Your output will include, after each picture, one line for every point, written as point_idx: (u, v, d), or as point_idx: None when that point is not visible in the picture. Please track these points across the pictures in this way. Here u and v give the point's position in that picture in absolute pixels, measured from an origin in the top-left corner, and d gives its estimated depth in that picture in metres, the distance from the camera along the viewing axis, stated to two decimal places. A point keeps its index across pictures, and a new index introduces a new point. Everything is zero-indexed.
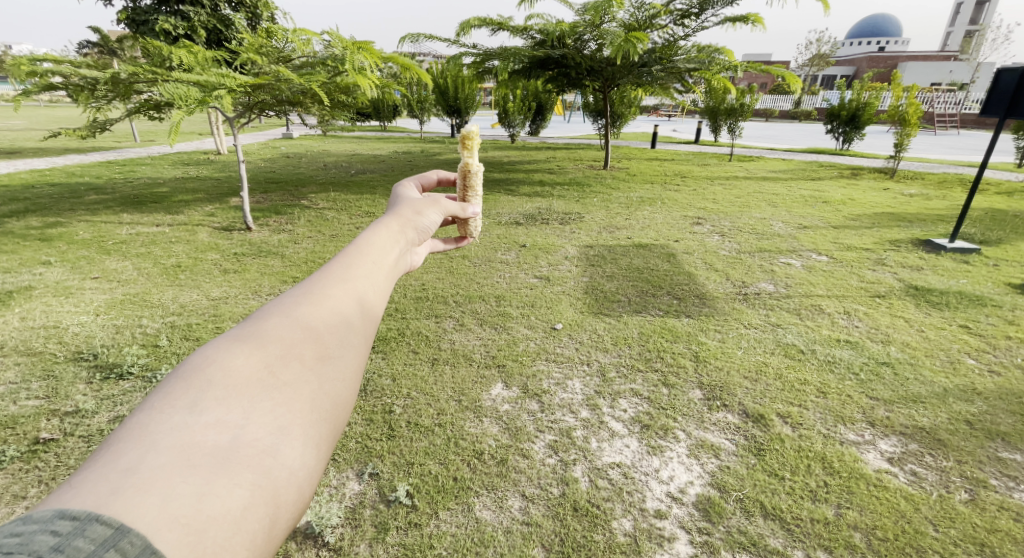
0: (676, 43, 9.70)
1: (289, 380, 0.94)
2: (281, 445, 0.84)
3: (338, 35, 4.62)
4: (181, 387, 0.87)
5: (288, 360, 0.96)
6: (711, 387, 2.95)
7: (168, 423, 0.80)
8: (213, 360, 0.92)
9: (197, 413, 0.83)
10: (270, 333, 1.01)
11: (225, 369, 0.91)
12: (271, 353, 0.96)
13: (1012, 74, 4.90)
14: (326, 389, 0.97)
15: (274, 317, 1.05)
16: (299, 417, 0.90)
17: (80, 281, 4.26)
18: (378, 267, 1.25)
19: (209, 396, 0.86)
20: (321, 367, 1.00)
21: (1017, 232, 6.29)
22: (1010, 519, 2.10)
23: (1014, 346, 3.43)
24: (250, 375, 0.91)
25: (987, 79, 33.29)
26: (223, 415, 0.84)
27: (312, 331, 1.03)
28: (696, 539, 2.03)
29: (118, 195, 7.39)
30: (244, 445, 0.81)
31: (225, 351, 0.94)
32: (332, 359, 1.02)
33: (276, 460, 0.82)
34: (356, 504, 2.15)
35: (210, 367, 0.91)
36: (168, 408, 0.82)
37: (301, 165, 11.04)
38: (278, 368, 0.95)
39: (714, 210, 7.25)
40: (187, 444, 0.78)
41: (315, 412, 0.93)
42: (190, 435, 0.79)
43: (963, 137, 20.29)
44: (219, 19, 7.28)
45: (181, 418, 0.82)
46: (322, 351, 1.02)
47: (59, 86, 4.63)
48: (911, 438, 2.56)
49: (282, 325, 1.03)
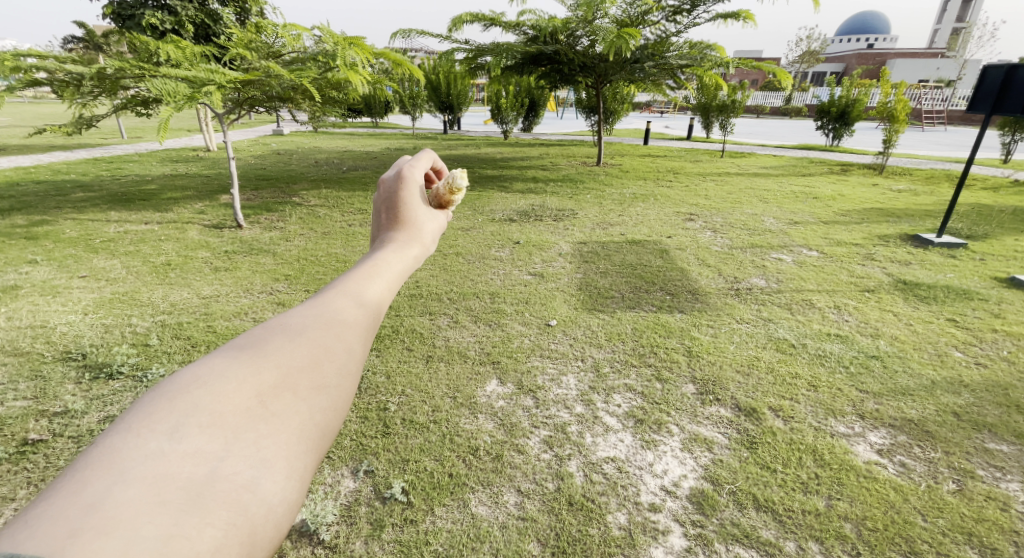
0: (668, 39, 9.73)
1: (281, 407, 0.81)
2: (264, 480, 0.71)
3: (329, 31, 4.57)
4: (161, 407, 0.75)
5: (283, 384, 0.83)
6: (703, 381, 2.97)
7: (140, 451, 0.68)
8: (202, 380, 0.80)
9: (177, 439, 0.71)
10: (267, 352, 0.88)
11: (212, 392, 0.79)
12: (266, 375, 0.83)
13: (998, 71, 4.95)
14: (320, 420, 0.83)
15: (274, 334, 0.92)
16: (288, 449, 0.77)
17: (68, 279, 4.20)
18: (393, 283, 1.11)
19: (190, 422, 0.73)
20: (319, 394, 0.86)
21: (1002, 227, 6.39)
22: (997, 508, 2.14)
23: (1000, 338, 3.49)
24: (239, 399, 0.79)
25: (973, 76, 33.72)
26: (202, 444, 0.71)
27: (314, 353, 0.90)
28: (689, 531, 2.05)
29: (105, 193, 7.30)
30: (221, 479, 0.68)
31: (217, 370, 0.82)
32: (335, 381, 0.89)
33: (255, 496, 0.69)
34: (351, 501, 2.14)
35: (197, 385, 0.79)
36: (144, 431, 0.71)
37: (292, 161, 10.96)
38: (272, 393, 0.82)
39: (706, 206, 7.30)
40: (159, 477, 0.66)
41: (306, 444, 0.79)
42: (162, 467, 0.67)
43: (950, 133, 20.53)
44: (207, 13, 7.19)
45: (156, 445, 0.70)
46: (324, 375, 0.88)
47: (44, 82, 4.56)
48: (900, 430, 2.59)
49: (282, 343, 0.90)
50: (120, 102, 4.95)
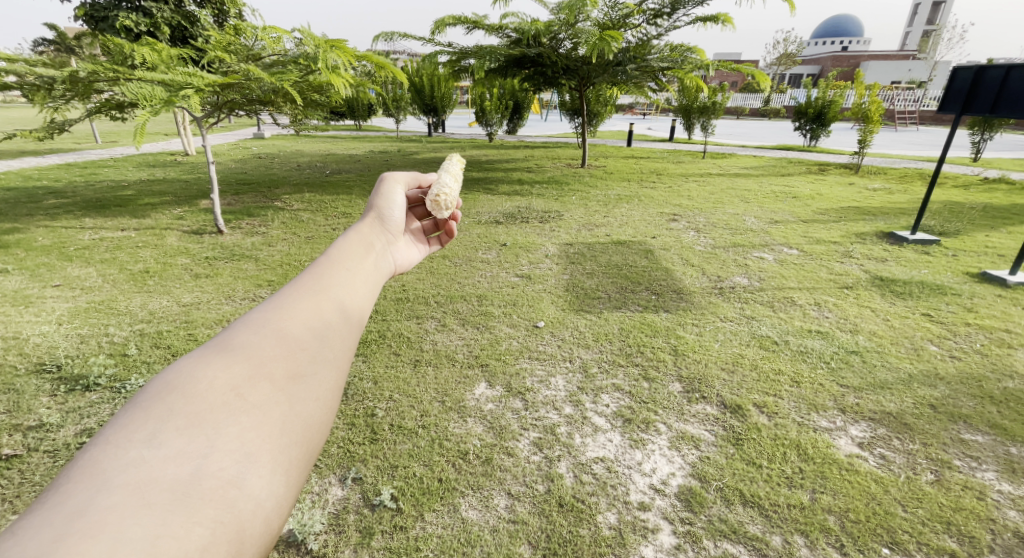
0: (649, 42, 9.84)
1: (258, 400, 0.89)
2: (248, 474, 0.80)
3: (310, 33, 4.52)
4: (137, 416, 0.82)
5: (257, 380, 0.92)
6: (690, 379, 3.01)
7: (122, 459, 0.75)
8: (174, 385, 0.87)
9: (155, 445, 0.78)
10: (239, 351, 0.96)
11: (186, 394, 0.86)
12: (238, 374, 0.92)
13: (966, 72, 5.11)
14: (298, 410, 0.92)
15: (243, 333, 1.00)
16: (269, 442, 0.85)
17: (40, 289, 4.09)
18: (353, 275, 1.22)
19: (167, 427, 0.81)
20: (293, 386, 0.94)
21: (973, 223, 6.60)
22: (974, 497, 2.21)
23: (972, 332, 3.60)
24: (214, 398, 0.87)
25: (942, 78, 34.77)
26: (183, 446, 0.79)
27: (284, 349, 0.99)
28: (678, 529, 2.07)
29: (79, 199, 7.11)
30: (207, 477, 0.76)
31: (188, 374, 0.89)
32: (306, 376, 0.97)
33: (241, 492, 0.78)
34: (339, 510, 2.12)
35: (171, 391, 0.86)
36: (123, 441, 0.78)
37: (273, 166, 10.81)
38: (246, 389, 0.90)
39: (689, 206, 7.39)
40: (143, 482, 0.73)
41: (286, 435, 0.88)
42: (147, 472, 0.75)
43: (922, 133, 21.11)
44: (184, 15, 7.06)
45: (136, 452, 0.77)
46: (297, 367, 0.97)
47: (14, 86, 4.43)
48: (879, 423, 2.66)
49: (252, 342, 0.99)
50: (93, 106, 4.83)
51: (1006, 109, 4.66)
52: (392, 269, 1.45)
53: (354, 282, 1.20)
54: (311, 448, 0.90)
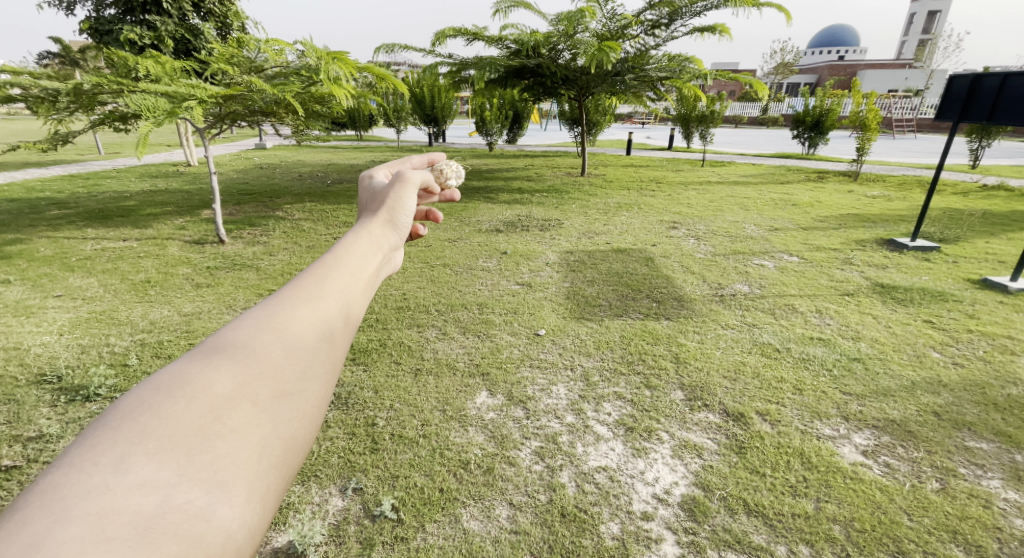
0: (647, 52, 9.93)
1: (238, 421, 0.77)
2: (218, 504, 0.68)
3: (312, 46, 4.56)
4: (104, 438, 0.71)
5: (240, 397, 0.80)
6: (691, 387, 3.00)
7: (83, 487, 0.64)
8: (147, 404, 0.76)
9: (121, 470, 0.67)
10: (223, 364, 0.84)
11: (159, 414, 0.75)
12: (218, 390, 0.79)
13: (963, 80, 5.15)
14: (282, 431, 0.81)
15: (227, 343, 0.88)
16: (246, 469, 0.74)
17: (42, 299, 4.10)
18: (360, 274, 1.09)
19: (136, 452, 0.69)
20: (278, 405, 0.83)
21: (973, 230, 6.60)
22: (980, 505, 2.19)
23: (975, 339, 3.59)
24: (188, 420, 0.74)
25: (939, 87, 34.95)
26: (152, 473, 0.67)
27: (272, 360, 0.87)
28: (682, 539, 2.05)
29: (81, 210, 7.14)
30: (171, 510, 0.65)
31: (166, 392, 0.78)
32: (293, 393, 0.86)
33: (210, 525, 0.66)
34: (340, 520, 2.11)
35: (143, 410, 0.75)
36: (87, 464, 0.67)
37: (274, 176, 10.86)
38: (226, 408, 0.78)
39: (689, 214, 7.41)
40: (104, 513, 0.62)
41: (265, 459, 0.77)
42: (110, 502, 0.63)
43: (920, 141, 21.18)
44: (187, 28, 7.14)
45: (100, 479, 0.65)
46: (286, 382, 0.86)
47: (19, 98, 4.47)
48: (883, 431, 2.64)
49: (239, 352, 0.87)
50: (97, 117, 4.86)
51: (1004, 116, 4.69)
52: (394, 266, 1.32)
53: (360, 280, 1.07)
54: (290, 473, 0.80)
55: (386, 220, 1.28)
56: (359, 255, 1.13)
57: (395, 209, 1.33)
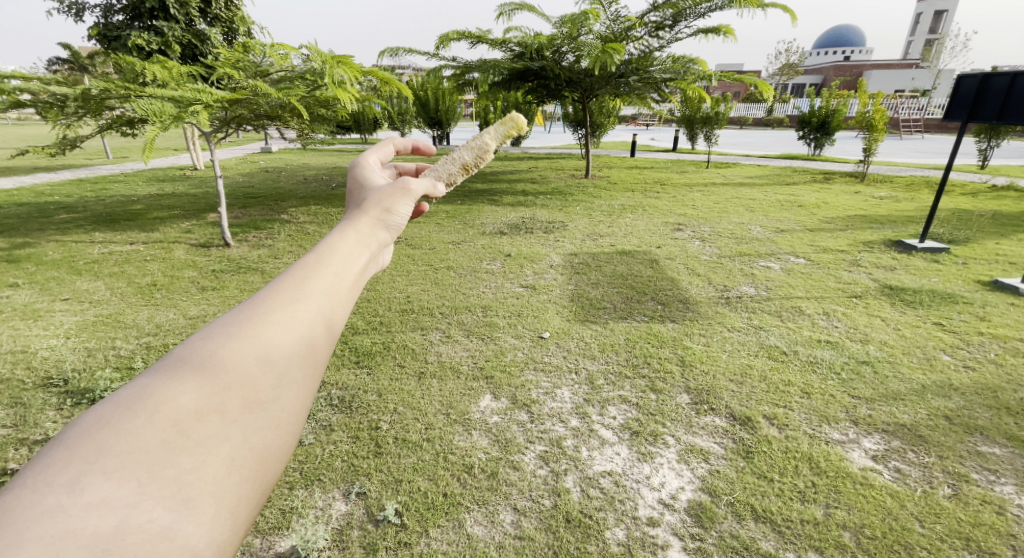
0: (652, 54, 9.92)
1: (204, 435, 0.78)
2: (183, 521, 0.69)
3: (317, 50, 4.58)
4: (62, 455, 0.70)
5: (208, 411, 0.80)
6: (698, 391, 2.97)
7: (37, 510, 0.64)
8: (108, 419, 0.75)
9: (79, 490, 0.67)
10: (192, 375, 0.83)
11: (121, 429, 0.74)
12: (185, 404, 0.79)
13: (971, 80, 5.09)
14: (251, 443, 0.82)
15: (197, 352, 0.87)
16: (213, 484, 0.75)
17: (49, 302, 4.12)
18: (343, 274, 1.08)
19: (93, 471, 0.69)
20: (248, 416, 0.84)
21: (982, 231, 6.53)
22: (993, 512, 2.15)
23: (986, 341, 3.54)
24: (151, 435, 0.74)
25: (947, 88, 34.71)
26: (110, 492, 0.67)
27: (243, 370, 0.87)
28: (689, 546, 2.02)
29: (89, 214, 7.19)
30: (131, 530, 0.65)
31: (127, 407, 0.77)
32: (265, 403, 0.87)
33: (174, 542, 0.67)
34: (343, 525, 2.10)
35: (103, 426, 0.74)
36: (44, 485, 0.66)
37: (280, 179, 10.90)
38: (192, 423, 0.78)
39: (694, 215, 7.37)
40: (59, 536, 0.62)
41: (235, 473, 0.79)
42: (64, 524, 0.63)
43: (928, 141, 21.02)
44: (194, 33, 7.19)
45: (55, 500, 0.65)
46: (256, 393, 0.86)
47: (27, 104, 4.50)
48: (894, 435, 2.60)
49: (209, 361, 0.86)
50: (105, 122, 4.89)
51: (1013, 115, 4.63)
52: (381, 262, 1.32)
53: (342, 282, 1.07)
54: (261, 482, 0.82)
55: (374, 216, 1.27)
56: (341, 255, 1.11)
57: (386, 206, 1.32)
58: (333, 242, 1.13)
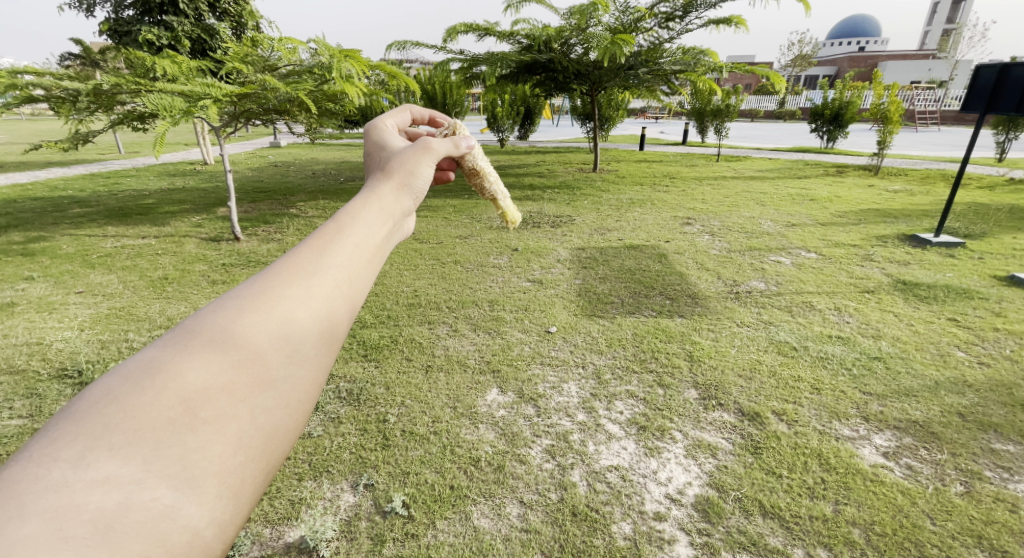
0: (661, 46, 9.81)
1: (213, 412, 0.77)
2: (185, 503, 0.69)
3: (325, 44, 4.60)
4: (69, 428, 0.70)
5: (217, 388, 0.79)
6: (706, 386, 2.95)
7: (40, 484, 0.64)
8: (117, 393, 0.74)
9: (83, 466, 0.66)
10: (203, 348, 0.82)
11: (130, 404, 0.73)
12: (193, 379, 0.78)
13: (990, 70, 4.96)
14: (260, 422, 0.81)
15: (209, 324, 0.86)
16: (218, 465, 0.74)
17: (64, 295, 4.18)
18: (361, 246, 1.05)
19: (99, 447, 0.68)
20: (258, 395, 0.82)
21: (999, 225, 6.41)
22: (1006, 510, 2.12)
23: (1002, 337, 3.48)
24: (159, 411, 0.73)
25: (964, 79, 34.01)
26: (115, 469, 0.67)
27: (255, 345, 0.85)
28: (696, 540, 2.02)
29: (102, 208, 7.28)
30: (135, 509, 0.65)
31: (135, 381, 0.76)
32: (277, 381, 0.85)
33: (175, 522, 0.67)
34: (351, 516, 2.11)
35: (113, 399, 0.73)
36: (49, 457, 0.66)
37: (289, 173, 10.96)
38: (200, 399, 0.76)
39: (703, 210, 7.30)
40: (62, 511, 0.62)
41: (240, 452, 0.78)
42: (68, 499, 0.63)
43: (944, 134, 20.62)
44: (203, 28, 7.23)
45: (60, 474, 0.65)
46: (268, 370, 0.84)
47: (41, 99, 4.55)
48: (905, 432, 2.57)
49: (221, 336, 0.84)
50: (116, 116, 4.93)
51: None
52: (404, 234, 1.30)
53: (360, 256, 1.04)
54: (267, 462, 0.81)
55: (392, 188, 1.24)
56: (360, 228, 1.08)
57: (406, 177, 1.29)
58: (351, 215, 1.10)
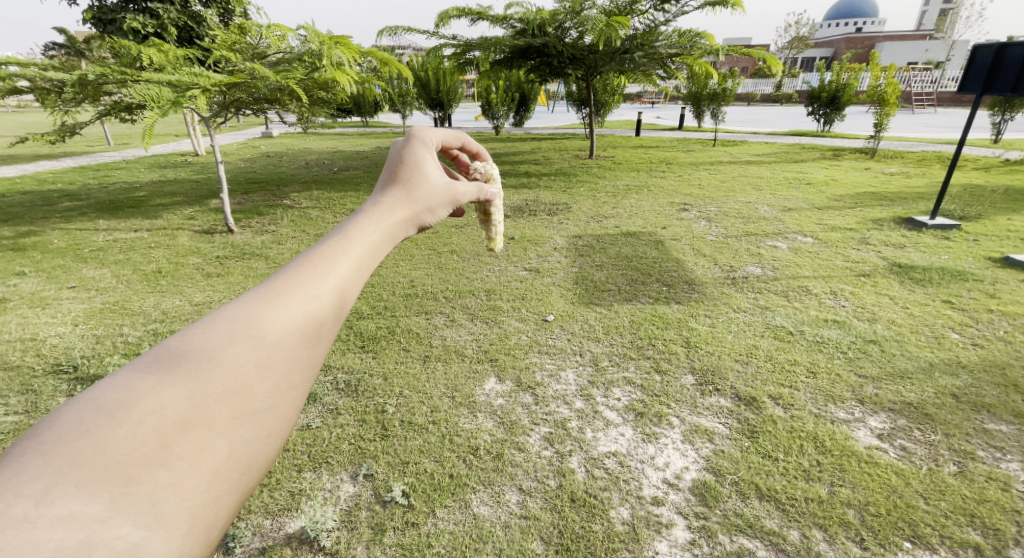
0: (657, 28, 9.69)
1: (192, 444, 0.73)
2: (156, 540, 0.64)
3: (315, 31, 4.51)
4: (33, 461, 0.65)
5: (196, 418, 0.75)
6: (703, 371, 2.96)
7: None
8: (88, 423, 0.70)
9: (44, 503, 0.61)
10: (184, 376, 0.79)
11: (103, 437, 0.69)
12: (173, 411, 0.74)
13: (987, 50, 4.92)
14: (238, 455, 0.78)
15: (189, 351, 0.82)
16: (194, 499, 0.71)
17: (57, 290, 4.15)
18: (349, 273, 1.03)
19: (65, 481, 0.64)
20: (240, 426, 0.79)
21: (994, 207, 6.41)
22: (999, 489, 2.14)
23: (996, 319, 3.50)
24: (134, 444, 0.70)
25: (962, 59, 33.74)
26: (80, 506, 0.62)
27: (239, 374, 0.82)
28: (693, 524, 2.03)
29: (92, 202, 7.19)
30: (99, 546, 0.60)
31: (110, 412, 0.72)
32: (258, 411, 0.82)
33: None
34: (351, 506, 2.12)
35: (83, 432, 0.69)
36: (6, 490, 0.60)
37: (282, 164, 10.86)
38: (178, 431, 0.73)
39: (699, 195, 7.28)
40: (20, 549, 0.56)
41: (217, 487, 0.74)
42: (26, 537, 0.57)
43: (941, 114, 20.55)
44: (190, 15, 7.10)
45: (18, 510, 0.59)
46: (251, 400, 0.82)
47: (26, 90, 4.46)
48: (899, 414, 2.59)
49: (201, 365, 0.81)
50: (103, 108, 4.85)
51: None
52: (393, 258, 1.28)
53: (348, 279, 1.02)
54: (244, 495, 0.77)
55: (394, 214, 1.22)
56: (350, 248, 1.07)
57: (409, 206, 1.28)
58: (343, 236, 1.08)
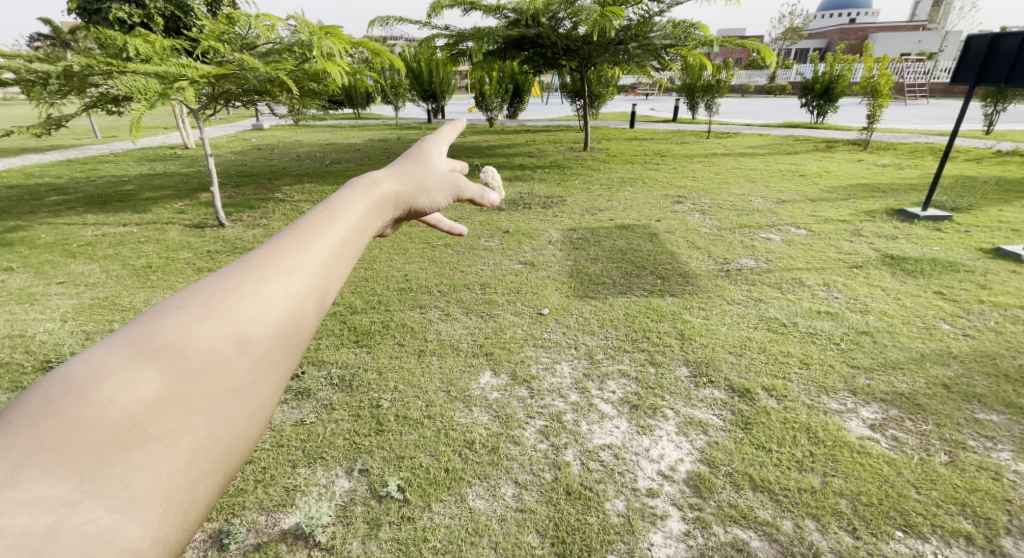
0: (651, 19, 9.64)
1: (174, 423, 0.57)
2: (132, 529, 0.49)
3: (304, 20, 4.43)
4: None
5: (179, 393, 0.59)
6: (697, 364, 2.97)
7: None
8: (55, 403, 0.55)
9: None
10: (162, 346, 0.62)
11: (64, 418, 0.54)
12: (149, 386, 0.58)
13: (980, 41, 4.92)
14: (233, 434, 0.61)
15: (173, 319, 0.66)
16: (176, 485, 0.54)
17: (45, 286, 4.09)
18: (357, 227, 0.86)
19: (23, 466, 0.49)
20: (234, 400, 0.63)
21: (985, 198, 6.45)
22: (989, 478, 2.17)
23: (986, 309, 3.53)
24: (104, 424, 0.54)
25: (954, 50, 33.82)
26: (46, 488, 0.48)
27: (232, 338, 0.66)
28: (688, 515, 2.04)
29: (81, 196, 7.09)
30: (67, 533, 0.46)
31: (78, 390, 0.57)
32: (258, 383, 0.66)
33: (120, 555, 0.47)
34: (347, 501, 2.11)
35: (47, 415, 0.54)
36: None
37: (273, 157, 10.75)
38: (156, 409, 0.57)
39: (693, 187, 7.29)
40: None
41: (201, 470, 0.57)
42: None
43: (933, 106, 20.61)
44: (177, 5, 6.97)
45: None
46: (249, 369, 0.65)
47: (9, 82, 4.37)
48: (891, 404, 2.61)
49: (189, 330, 0.65)
50: (90, 100, 4.76)
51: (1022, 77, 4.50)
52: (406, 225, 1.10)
53: (355, 232, 0.85)
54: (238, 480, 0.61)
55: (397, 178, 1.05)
56: (341, 215, 0.85)
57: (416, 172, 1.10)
58: (332, 203, 0.87)
